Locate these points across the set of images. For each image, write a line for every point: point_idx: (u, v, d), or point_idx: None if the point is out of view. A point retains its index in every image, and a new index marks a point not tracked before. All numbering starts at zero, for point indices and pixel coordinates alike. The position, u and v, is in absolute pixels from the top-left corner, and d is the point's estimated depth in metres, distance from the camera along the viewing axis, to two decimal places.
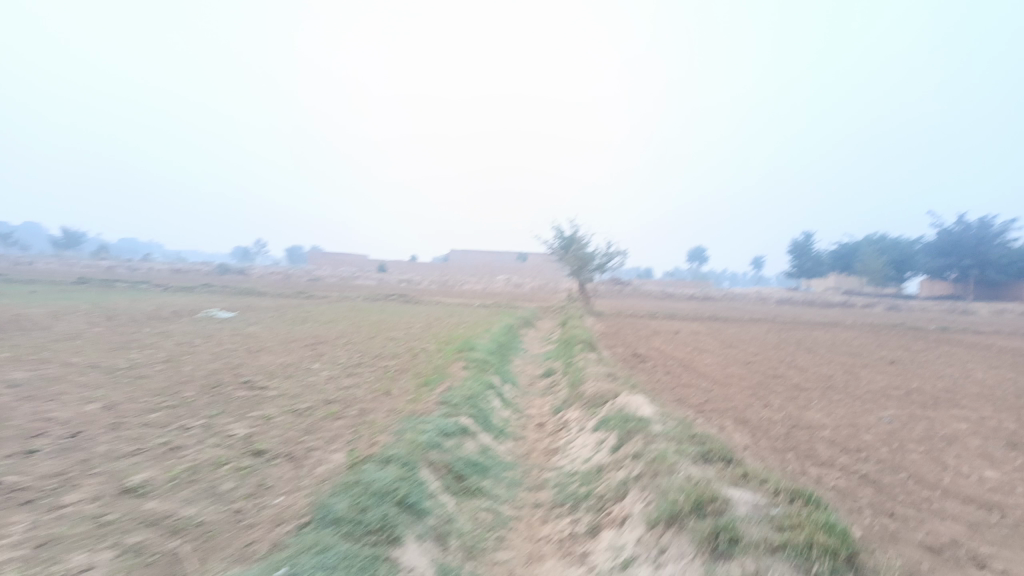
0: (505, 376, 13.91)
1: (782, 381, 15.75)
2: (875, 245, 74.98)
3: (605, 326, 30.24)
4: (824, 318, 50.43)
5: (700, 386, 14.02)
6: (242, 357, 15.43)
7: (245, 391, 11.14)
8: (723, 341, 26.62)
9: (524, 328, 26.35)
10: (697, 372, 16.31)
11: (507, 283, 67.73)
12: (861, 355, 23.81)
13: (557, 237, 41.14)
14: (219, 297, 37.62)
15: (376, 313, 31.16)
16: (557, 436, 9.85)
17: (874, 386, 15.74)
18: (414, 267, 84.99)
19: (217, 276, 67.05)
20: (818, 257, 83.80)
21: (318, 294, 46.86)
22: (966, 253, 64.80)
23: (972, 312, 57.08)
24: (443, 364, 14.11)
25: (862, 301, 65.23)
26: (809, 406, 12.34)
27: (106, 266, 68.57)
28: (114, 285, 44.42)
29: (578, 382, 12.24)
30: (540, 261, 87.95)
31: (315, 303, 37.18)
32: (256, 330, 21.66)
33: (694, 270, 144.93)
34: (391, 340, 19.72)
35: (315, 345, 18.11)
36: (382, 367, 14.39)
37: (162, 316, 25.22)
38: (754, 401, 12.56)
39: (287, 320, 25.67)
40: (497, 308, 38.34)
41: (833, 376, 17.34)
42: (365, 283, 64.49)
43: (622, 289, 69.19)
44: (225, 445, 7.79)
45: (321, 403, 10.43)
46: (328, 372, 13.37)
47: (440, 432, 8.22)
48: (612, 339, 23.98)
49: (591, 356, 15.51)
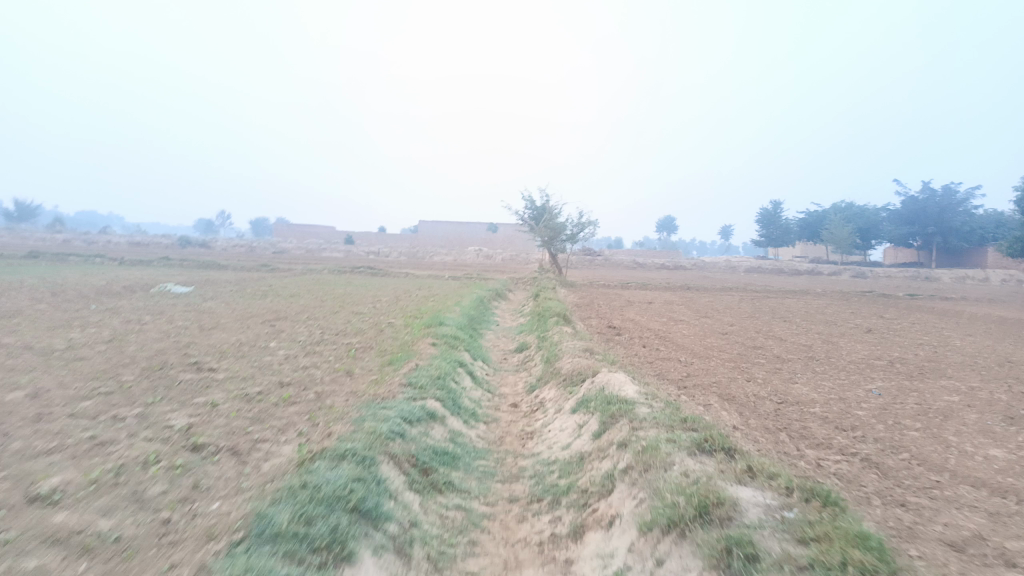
0: (476, 352, 13.14)
1: (763, 352, 15.24)
2: (843, 213, 75.32)
3: (578, 297, 29.62)
4: (793, 286, 50.47)
5: (680, 359, 13.42)
6: (194, 335, 14.41)
7: (192, 374, 10.22)
8: (698, 311, 26.15)
9: (496, 301, 25.61)
10: (674, 345, 15.73)
11: (477, 254, 66.83)
12: (837, 324, 23.52)
13: (528, 207, 40.25)
14: (177, 271, 36.29)
15: (342, 287, 30.11)
16: (533, 418, 9.14)
17: (856, 356, 15.31)
18: (382, 239, 83.45)
19: (178, 249, 65.08)
20: (786, 225, 84.14)
21: (284, 267, 45.43)
22: (930, 221, 65.33)
23: (935, 278, 57.65)
24: (410, 341, 13.29)
25: (829, 269, 65.65)
26: (794, 379, 11.80)
27: (60, 239, 66.07)
28: (67, 260, 42.61)
29: (554, 358, 11.53)
30: (510, 232, 86.93)
31: (278, 277, 35.98)
32: (213, 306, 20.58)
33: (663, 240, 145.28)
34: (355, 315, 18.79)
35: (275, 320, 17.16)
36: (344, 344, 13.52)
37: (113, 292, 23.93)
38: (737, 375, 11.98)
39: (247, 295, 24.55)
40: (467, 280, 37.43)
41: (812, 346, 16.90)
42: (331, 255, 63.11)
43: (592, 259, 68.66)
44: (160, 439, 6.91)
45: (276, 386, 9.57)
46: (285, 351, 12.50)
47: (404, 418, 7.42)
48: (585, 310, 23.36)
49: (567, 329, 14.84)
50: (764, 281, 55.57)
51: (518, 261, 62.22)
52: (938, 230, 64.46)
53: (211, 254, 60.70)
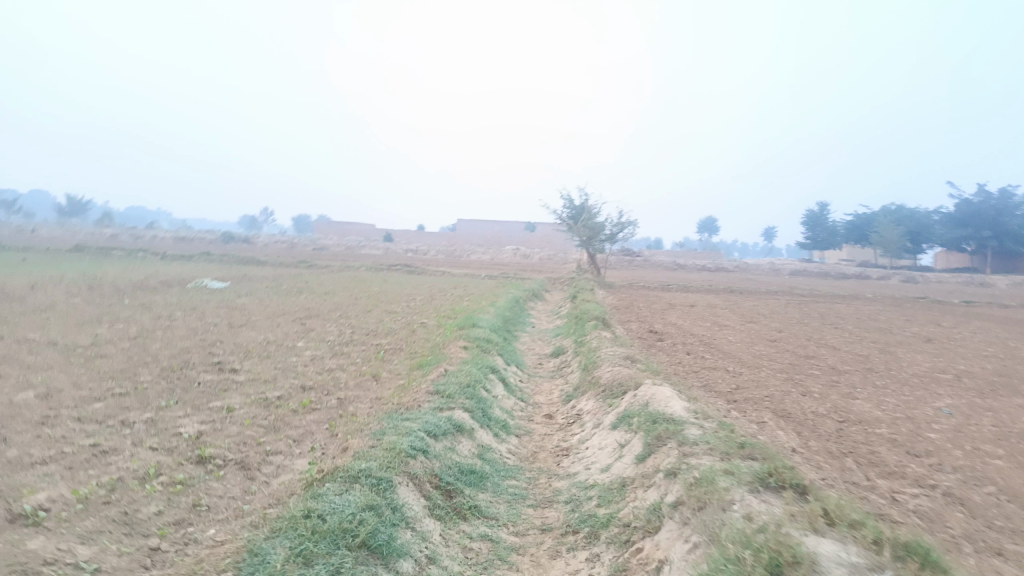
0: (509, 357, 12.51)
1: (816, 362, 14.30)
2: (893, 215, 72.77)
3: (617, 298, 28.77)
4: (840, 290, 48.72)
5: (727, 369, 12.55)
6: (222, 333, 14.03)
7: (212, 375, 9.73)
8: (744, 316, 25.11)
9: (532, 301, 24.92)
10: (720, 352, 14.84)
11: (515, 253, 66.25)
12: (892, 331, 22.27)
13: (566, 206, 39.48)
14: (216, 266, 36.42)
15: (377, 284, 29.71)
16: (569, 433, 8.43)
17: (918, 369, 14.25)
18: (421, 237, 83.40)
19: (220, 244, 65.90)
20: (833, 228, 81.76)
21: (321, 263, 45.37)
22: (985, 225, 62.65)
23: (990, 285, 55.21)
24: (441, 343, 12.67)
25: (878, 273, 63.44)
26: (855, 395, 10.90)
27: (108, 233, 67.49)
28: (113, 253, 43.29)
29: (592, 366, 10.79)
30: (548, 231, 86.11)
31: (314, 273, 35.82)
32: (245, 302, 20.30)
33: (703, 241, 142.86)
34: (387, 314, 18.28)
35: (305, 319, 16.73)
36: (373, 346, 12.95)
37: (149, 286, 23.87)
38: (791, 388, 11.09)
39: (281, 292, 24.27)
40: (503, 279, 36.92)
41: (868, 356, 15.85)
42: (369, 252, 63.22)
43: (632, 260, 67.51)
44: (165, 449, 6.39)
45: (297, 390, 9.03)
46: (311, 352, 11.98)
47: (428, 431, 6.79)
48: (625, 313, 22.52)
49: (606, 333, 14.09)
50: (809, 284, 53.84)
51: (556, 261, 61.41)
52: (994, 235, 61.74)
53: (251, 249, 61.28)
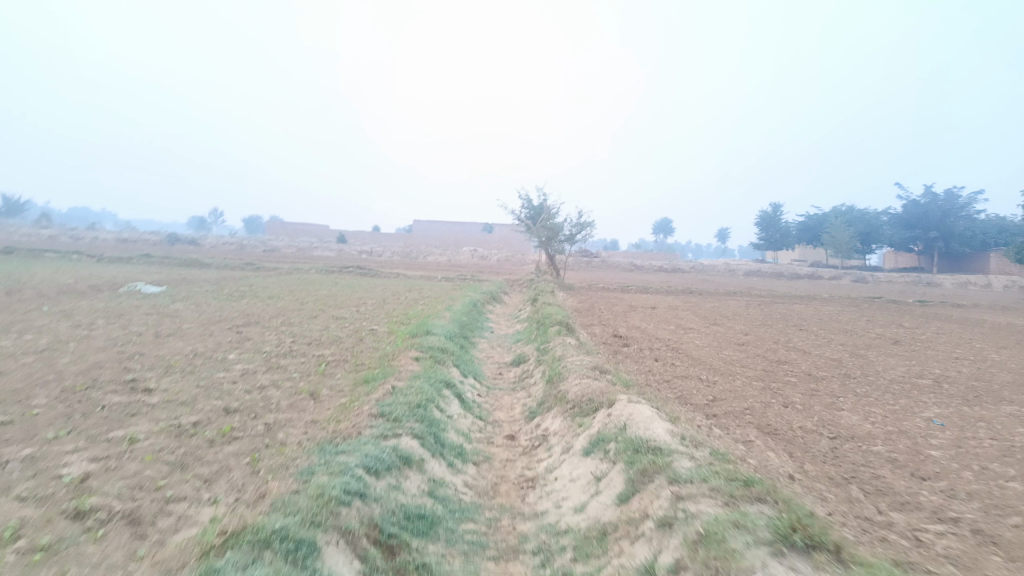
0: (466, 367, 11.42)
1: (789, 368, 13.56)
2: (844, 216, 73.84)
3: (577, 301, 27.95)
4: (795, 290, 48.91)
5: (701, 378, 11.68)
6: (145, 344, 12.59)
7: (120, 397, 8.40)
8: (707, 318, 24.49)
9: (490, 305, 23.85)
10: (690, 358, 13.99)
11: (472, 255, 65.13)
12: (856, 333, 21.85)
13: (524, 206, 38.52)
14: (156, 270, 34.39)
15: (327, 288, 28.29)
16: (534, 459, 7.38)
17: (893, 374, 13.61)
18: (376, 239, 81.58)
19: (165, 246, 63.31)
20: (786, 229, 82.78)
21: (269, 266, 43.50)
22: (932, 226, 63.84)
23: (937, 284, 56.18)
24: (390, 354, 11.50)
25: (829, 273, 64.24)
26: (839, 405, 10.12)
27: (46, 234, 64.03)
28: (45, 255, 40.79)
29: (556, 378, 9.75)
30: (507, 233, 85.20)
31: (261, 276, 34.15)
32: (180, 308, 18.76)
33: (660, 242, 143.82)
34: (335, 320, 17.03)
35: (243, 326, 15.34)
36: (315, 357, 11.71)
37: (75, 291, 22.05)
38: (771, 399, 10.23)
39: (222, 296, 22.73)
40: (461, 281, 35.88)
41: (840, 360, 15.20)
42: (322, 254, 61.41)
43: (590, 262, 66.95)
44: (35, 498, 5.12)
45: (218, 414, 7.78)
46: (243, 366, 10.68)
47: (367, 467, 5.70)
48: (587, 317, 21.59)
49: (570, 339, 13.12)
50: (764, 285, 54.05)
51: (514, 262, 60.54)
52: (939, 235, 62.90)
53: (198, 251, 58.95)
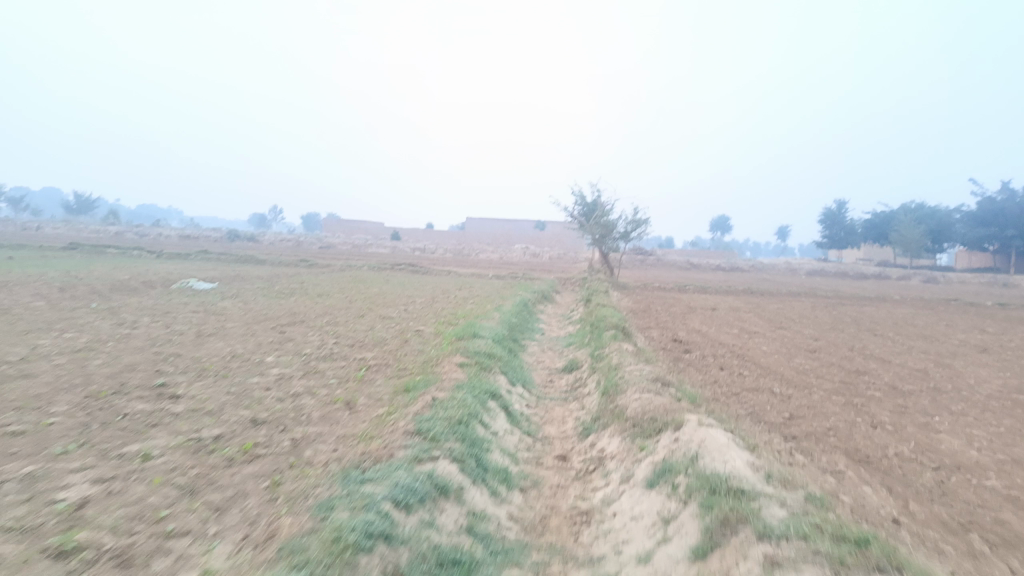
0: (514, 375, 10.60)
1: (870, 379, 12.33)
2: (913, 213, 70.44)
3: (633, 301, 26.90)
4: (861, 291, 46.62)
5: (773, 390, 10.60)
6: (183, 344, 12.14)
7: (144, 404, 7.85)
8: (771, 320, 23.15)
9: (542, 305, 22.99)
10: (758, 368, 12.86)
11: (525, 252, 64.35)
12: (936, 338, 20.25)
13: (578, 202, 37.53)
14: (210, 266, 34.64)
15: (377, 286, 27.91)
16: (588, 487, 6.51)
17: (989, 388, 12.20)
18: (429, 236, 81.62)
19: (223, 242, 64.43)
20: (851, 226, 79.53)
21: (323, 263, 43.60)
22: (1009, 223, 60.15)
23: (1015, 285, 52.96)
24: (434, 359, 10.78)
25: (898, 272, 61.25)
26: (936, 426, 8.94)
27: (113, 231, 65.99)
28: (108, 252, 41.73)
29: (613, 390, 8.85)
30: (560, 230, 84.12)
31: (313, 273, 34.11)
32: (227, 306, 18.49)
33: (717, 240, 140.49)
34: (382, 320, 16.44)
35: (286, 326, 14.87)
36: (356, 361, 11.06)
37: (128, 287, 22.10)
38: (857, 418, 9.09)
39: (271, 293, 22.49)
40: (512, 279, 35.21)
41: (926, 371, 13.82)
42: (375, 251, 61.57)
43: (644, 259, 65.47)
44: (23, 529, 4.52)
45: (243, 427, 7.15)
46: (280, 370, 10.09)
47: (396, 500, 4.94)
48: (644, 318, 20.54)
49: (627, 345, 12.18)
50: (829, 285, 51.68)
51: (567, 260, 59.57)
52: (1018, 232, 59.12)
53: (256, 248, 59.75)
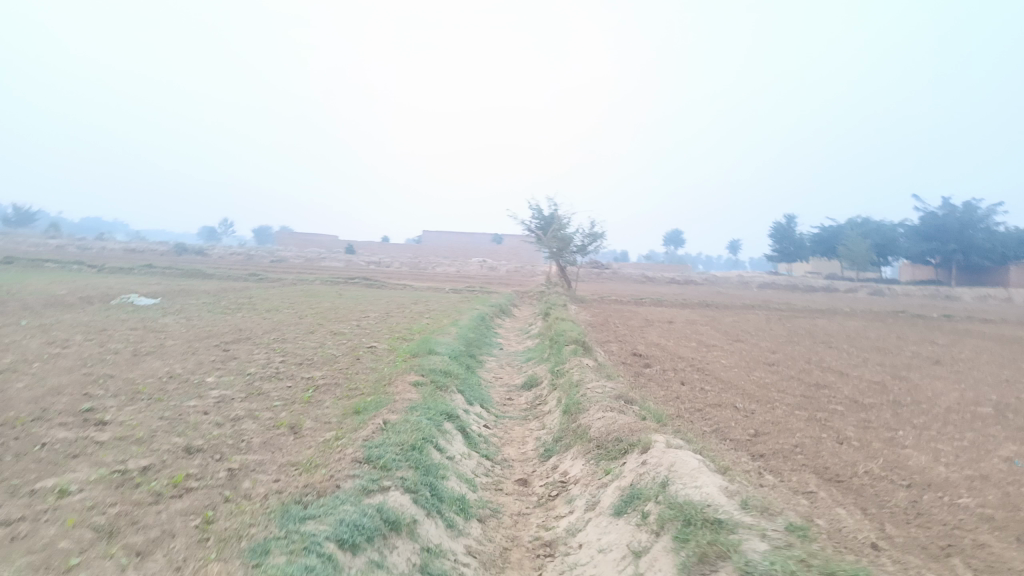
0: (471, 394, 10.15)
1: (830, 393, 12.22)
2: (860, 227, 72.31)
3: (590, 315, 26.68)
4: (812, 304, 47.42)
5: (737, 406, 10.36)
6: (117, 364, 11.35)
7: (65, 432, 7.16)
8: (728, 333, 23.16)
9: (499, 319, 22.59)
10: (720, 382, 12.65)
11: (482, 266, 63.96)
12: (889, 351, 20.46)
13: (535, 216, 37.34)
14: (155, 281, 33.30)
15: (329, 300, 27.13)
16: (551, 515, 6.11)
17: (947, 401, 12.19)
18: (385, 249, 80.64)
19: (170, 255, 62.52)
20: (801, 240, 81.28)
21: (274, 277, 42.45)
22: (951, 237, 62.06)
23: (956, 297, 54.60)
24: (387, 378, 10.25)
25: (846, 285, 62.67)
26: (902, 441, 8.78)
27: (55, 244, 63.54)
28: (46, 266, 39.95)
29: (575, 408, 8.48)
30: (517, 244, 84.03)
31: (263, 287, 33.13)
32: (169, 322, 17.62)
33: (671, 253, 142.41)
34: (333, 337, 15.81)
35: (231, 343, 14.14)
36: (304, 380, 10.48)
37: (63, 303, 20.96)
38: (822, 434, 8.89)
39: (217, 309, 21.57)
40: (468, 293, 34.76)
41: (884, 384, 13.81)
42: (329, 265, 60.43)
43: (600, 273, 65.68)
44: None
45: (176, 457, 6.55)
46: (220, 391, 9.45)
47: (341, 540, 4.46)
48: (602, 332, 20.30)
49: (587, 360, 11.85)
50: (781, 298, 52.50)
51: (524, 274, 59.42)
52: (959, 246, 60.99)
53: (205, 262, 58.07)
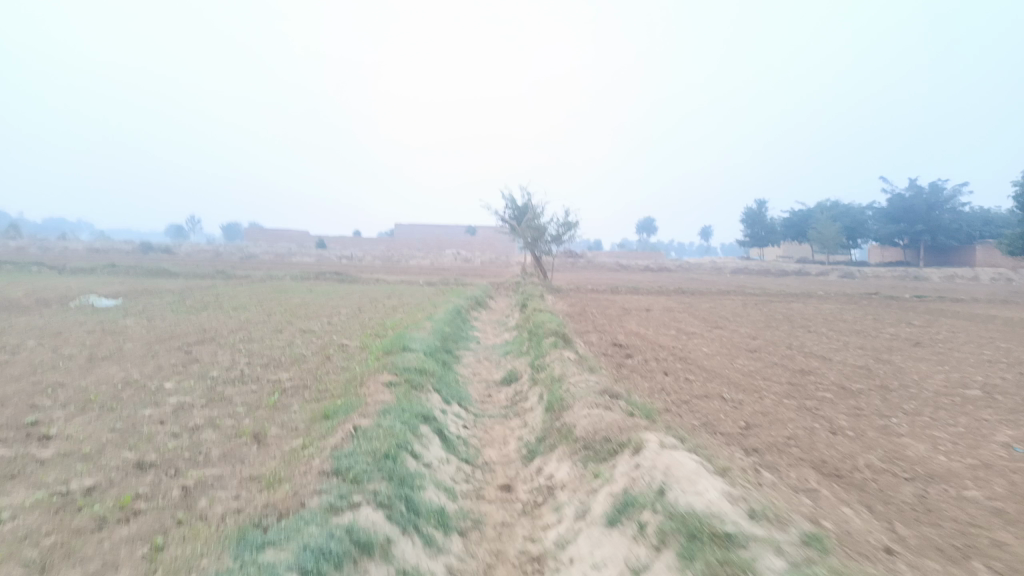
0: (449, 392, 9.64)
1: (817, 379, 11.92)
2: (830, 211, 72.84)
3: (568, 305, 26.28)
4: (785, 288, 47.52)
5: (724, 397, 10.00)
6: (69, 371, 10.65)
7: (2, 450, 6.53)
8: (707, 320, 22.89)
9: (476, 311, 22.11)
10: (704, 371, 12.29)
11: (456, 258, 63.28)
12: (868, 334, 20.30)
13: (508, 206, 36.80)
14: (117, 281, 32.23)
15: (300, 296, 26.38)
16: (538, 525, 5.66)
17: (933, 384, 11.97)
18: (357, 243, 79.56)
19: (135, 254, 60.94)
20: (772, 225, 81.76)
21: (243, 273, 41.47)
22: (917, 220, 62.81)
23: (925, 277, 55.19)
24: (358, 378, 9.71)
25: (818, 268, 63.18)
26: (897, 430, 8.47)
27: (15, 245, 61.56)
28: (4, 268, 38.54)
29: (558, 406, 8.02)
30: (491, 235, 83.36)
31: (232, 285, 32.27)
32: (129, 323, 16.85)
33: (643, 241, 142.78)
34: (303, 335, 15.18)
35: (194, 345, 13.47)
36: (270, 383, 9.89)
37: (18, 307, 20.01)
38: (815, 424, 8.54)
39: (182, 308, 20.74)
40: (444, 286, 34.16)
41: (868, 368, 13.57)
42: (300, 260, 59.39)
43: (575, 262, 65.42)
44: None
45: (125, 474, 5.97)
46: (179, 398, 8.83)
47: (304, 570, 3.96)
48: (581, 323, 19.88)
49: (568, 353, 11.41)
50: (754, 283, 52.69)
51: (498, 264, 58.94)
52: (926, 228, 61.78)
53: (171, 260, 56.78)
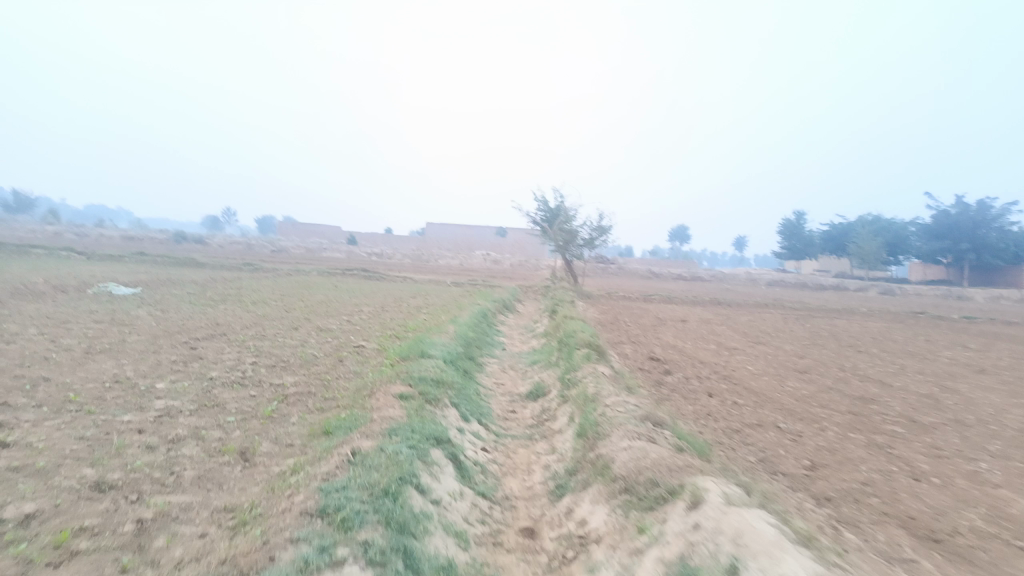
0: (467, 408, 8.58)
1: (881, 409, 10.62)
2: (871, 225, 70.43)
3: (599, 312, 25.11)
4: (823, 303, 45.72)
5: (780, 426, 8.81)
6: (59, 365, 9.79)
7: None
8: (747, 335, 21.53)
9: (502, 315, 21.05)
10: (753, 394, 11.07)
11: (485, 258, 62.41)
12: (923, 356, 18.80)
13: (540, 208, 35.68)
14: (141, 269, 31.80)
15: (323, 292, 25.58)
16: None
17: (1014, 420, 10.57)
18: (387, 240, 79.11)
19: (167, 244, 61.08)
20: (810, 237, 79.54)
21: (269, 266, 40.96)
22: (963, 237, 60.26)
23: (969, 297, 52.89)
24: (368, 387, 8.70)
25: (857, 283, 61.00)
26: (989, 478, 7.22)
27: (51, 231, 62.21)
28: (34, 252, 38.39)
29: (593, 433, 6.92)
30: (522, 237, 82.42)
31: (256, 278, 31.68)
32: (140, 314, 16.10)
33: (675, 250, 140.52)
34: (318, 334, 14.26)
35: (201, 340, 12.59)
36: (271, 388, 8.93)
37: (35, 292, 19.43)
38: (892, 467, 7.31)
39: (200, 300, 20.00)
40: (472, 287, 33.18)
41: (933, 397, 12.21)
42: (331, 255, 59.01)
43: (606, 268, 64.02)
44: None
45: (77, 498, 5.01)
46: (166, 402, 7.89)
47: None
48: (613, 332, 18.71)
49: (603, 367, 10.27)
50: (791, 296, 50.92)
51: (527, 268, 57.82)
52: (972, 246, 59.24)
53: (203, 250, 56.76)
